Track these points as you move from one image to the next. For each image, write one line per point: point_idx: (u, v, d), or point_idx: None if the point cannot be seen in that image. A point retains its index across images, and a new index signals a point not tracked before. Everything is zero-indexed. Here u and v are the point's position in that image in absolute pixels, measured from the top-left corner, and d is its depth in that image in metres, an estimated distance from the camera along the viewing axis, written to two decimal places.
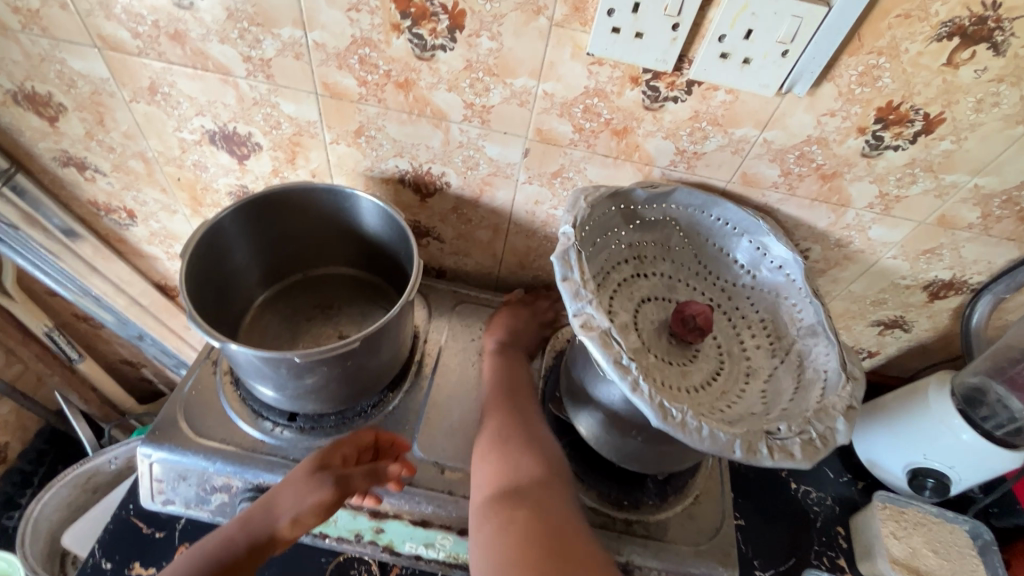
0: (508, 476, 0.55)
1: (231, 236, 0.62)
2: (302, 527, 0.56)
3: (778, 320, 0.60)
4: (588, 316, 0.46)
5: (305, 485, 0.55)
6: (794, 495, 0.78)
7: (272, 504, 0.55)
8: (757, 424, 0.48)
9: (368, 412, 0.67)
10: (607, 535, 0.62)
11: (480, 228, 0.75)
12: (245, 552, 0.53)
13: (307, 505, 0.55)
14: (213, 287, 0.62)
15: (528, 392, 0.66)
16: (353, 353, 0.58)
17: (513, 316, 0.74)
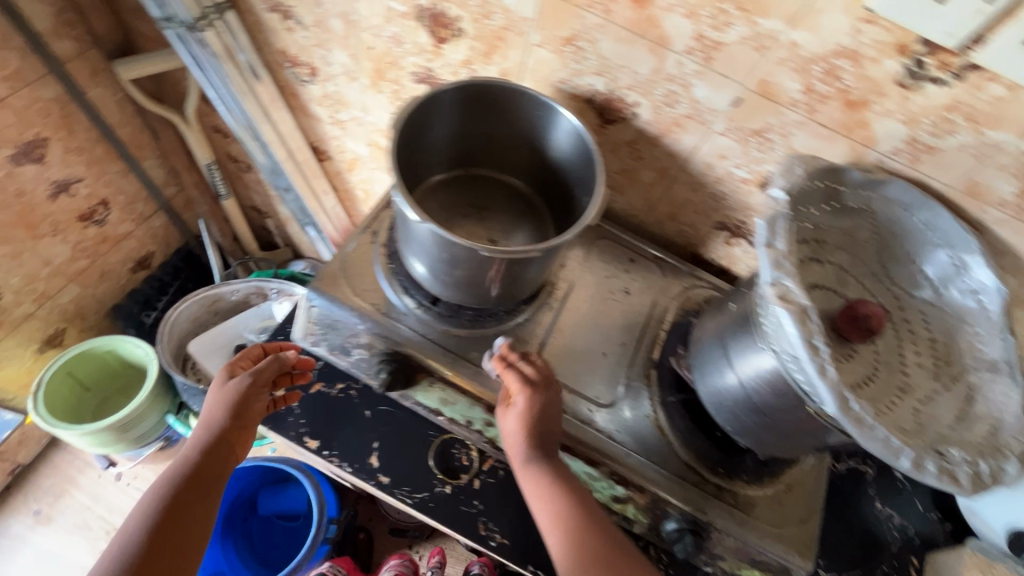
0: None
1: (432, 115, 0.61)
2: (243, 422, 0.66)
3: (952, 345, 0.57)
4: (786, 288, 0.44)
5: (223, 392, 0.66)
6: (875, 514, 0.77)
7: (209, 420, 0.65)
8: (929, 443, 0.49)
9: (501, 317, 0.70)
10: (696, 492, 0.65)
11: (648, 168, 0.73)
12: (203, 460, 0.64)
13: (232, 405, 0.65)
14: (407, 160, 0.63)
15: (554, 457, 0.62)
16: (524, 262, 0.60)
17: (540, 398, 0.61)
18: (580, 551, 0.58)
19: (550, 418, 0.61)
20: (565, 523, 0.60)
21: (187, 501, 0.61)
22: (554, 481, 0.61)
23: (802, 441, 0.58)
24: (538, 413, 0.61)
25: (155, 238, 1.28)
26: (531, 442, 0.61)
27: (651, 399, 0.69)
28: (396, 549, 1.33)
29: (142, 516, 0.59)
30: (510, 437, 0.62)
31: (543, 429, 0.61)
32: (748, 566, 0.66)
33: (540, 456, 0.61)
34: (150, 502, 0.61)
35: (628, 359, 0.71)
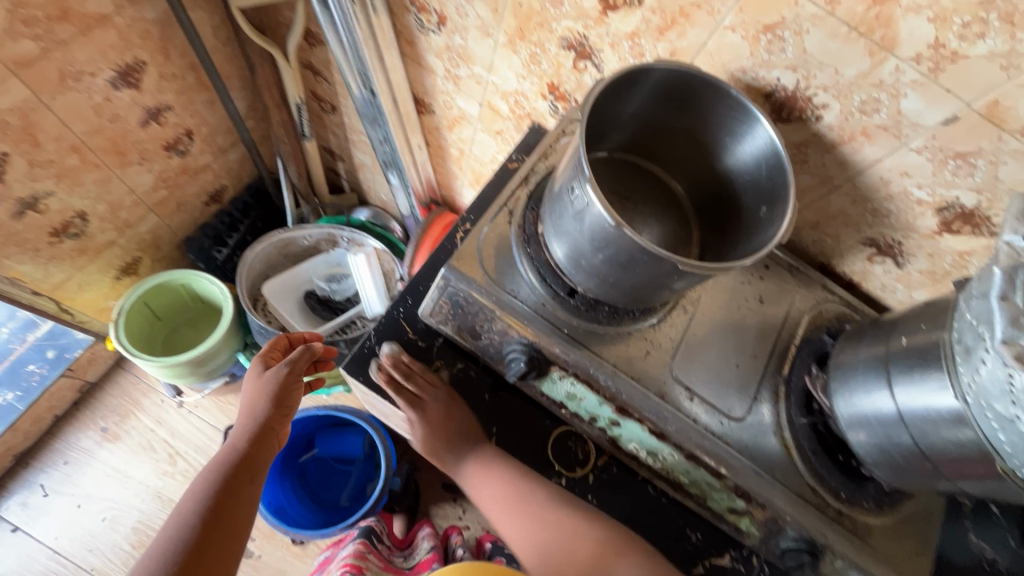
0: (532, 524, 0.66)
1: (632, 93, 0.56)
2: (283, 407, 0.78)
3: None
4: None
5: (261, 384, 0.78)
6: (969, 547, 0.77)
7: (254, 410, 0.76)
8: None
9: (637, 317, 0.67)
10: (819, 516, 0.64)
11: (807, 173, 0.68)
12: (250, 447, 0.72)
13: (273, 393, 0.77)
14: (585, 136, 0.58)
15: (474, 435, 0.69)
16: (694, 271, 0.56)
17: (445, 405, 0.68)
18: (515, 511, 0.67)
19: (452, 417, 0.68)
20: (504, 494, 0.67)
21: (240, 480, 0.68)
22: (486, 456, 0.68)
23: (934, 481, 0.59)
24: (443, 420, 0.68)
25: (230, 172, 1.24)
26: (449, 442, 0.68)
27: (779, 416, 0.67)
28: (441, 501, 1.39)
29: (195, 501, 0.65)
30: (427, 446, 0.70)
31: (448, 431, 0.68)
32: None
33: (462, 448, 0.69)
34: (201, 489, 0.67)
35: (759, 374, 0.69)
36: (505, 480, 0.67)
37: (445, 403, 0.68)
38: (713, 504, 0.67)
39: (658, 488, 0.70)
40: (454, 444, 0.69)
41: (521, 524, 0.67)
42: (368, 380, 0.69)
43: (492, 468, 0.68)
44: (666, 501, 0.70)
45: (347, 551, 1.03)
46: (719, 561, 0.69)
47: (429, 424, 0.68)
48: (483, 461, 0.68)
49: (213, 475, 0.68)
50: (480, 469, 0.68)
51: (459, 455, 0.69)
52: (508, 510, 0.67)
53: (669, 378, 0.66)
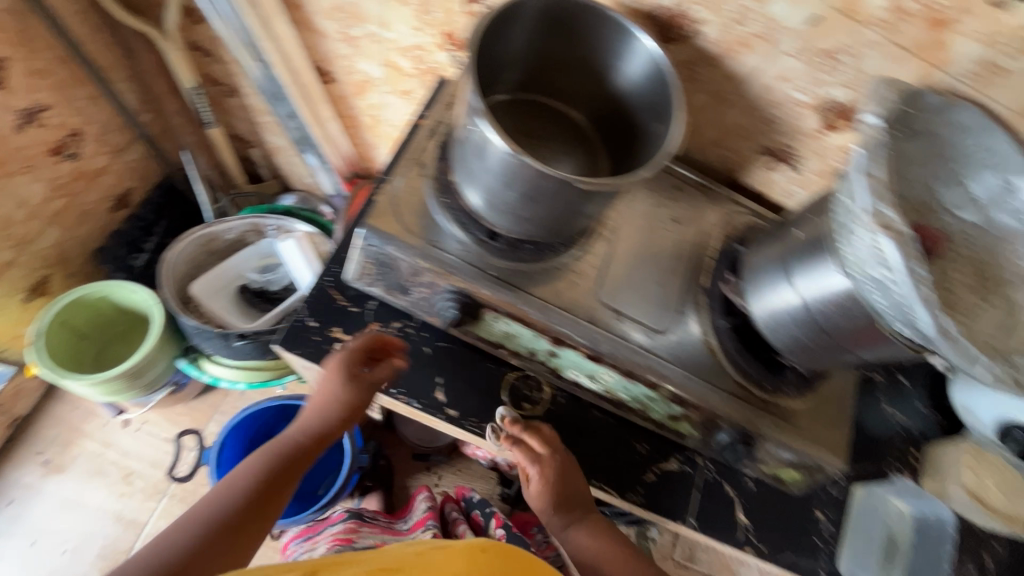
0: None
1: (515, 26, 0.57)
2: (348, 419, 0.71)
3: (994, 262, 0.60)
4: (883, 214, 0.46)
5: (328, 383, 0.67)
6: (883, 416, 0.87)
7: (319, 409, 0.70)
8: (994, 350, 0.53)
9: (559, 251, 0.69)
10: (747, 406, 0.69)
11: (701, 92, 0.71)
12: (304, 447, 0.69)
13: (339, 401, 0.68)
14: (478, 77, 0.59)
15: (582, 499, 0.70)
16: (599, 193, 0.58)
17: (562, 465, 0.69)
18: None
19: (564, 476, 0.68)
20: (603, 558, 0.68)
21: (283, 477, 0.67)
22: (586, 516, 0.70)
23: (839, 356, 0.65)
24: (557, 478, 0.68)
25: (133, 173, 1.17)
26: (561, 502, 0.69)
27: (703, 324, 0.71)
28: (416, 472, 1.42)
29: (235, 492, 0.63)
30: (540, 506, 0.70)
31: (564, 492, 0.68)
32: (786, 467, 0.73)
33: (569, 510, 0.69)
34: (247, 477, 0.65)
35: (681, 287, 0.73)
36: (605, 545, 0.69)
37: (561, 461, 0.69)
38: (654, 414, 0.72)
39: (603, 409, 0.74)
40: (565, 505, 0.69)
41: None
42: (305, 351, 0.67)
43: (593, 527, 0.70)
44: (612, 420, 0.74)
45: (337, 528, 1.09)
46: (668, 466, 0.74)
47: (544, 483, 0.68)
48: (585, 519, 0.70)
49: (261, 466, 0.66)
50: (583, 527, 0.70)
51: (565, 515, 0.69)
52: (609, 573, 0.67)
53: (597, 303, 0.68)
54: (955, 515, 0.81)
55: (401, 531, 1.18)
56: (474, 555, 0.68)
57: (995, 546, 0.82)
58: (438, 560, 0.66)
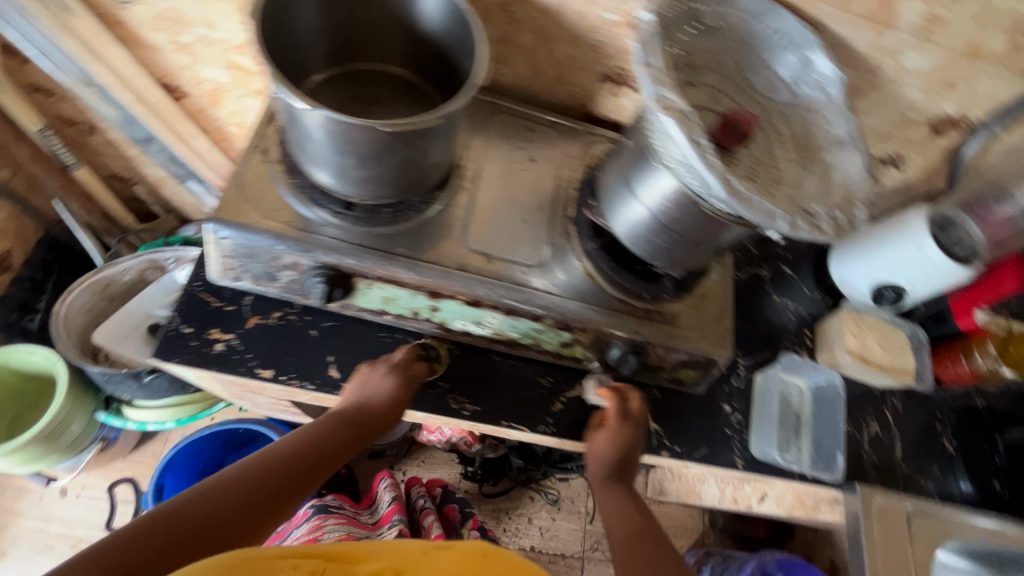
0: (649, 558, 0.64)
1: None
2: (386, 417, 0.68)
3: (810, 133, 0.66)
4: (664, 98, 0.50)
5: (376, 381, 0.68)
6: (774, 306, 0.92)
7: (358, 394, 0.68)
8: (802, 203, 0.59)
9: (419, 208, 0.71)
10: (629, 318, 0.73)
11: (526, 31, 0.73)
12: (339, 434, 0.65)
13: (381, 406, 0.67)
14: (280, 49, 0.59)
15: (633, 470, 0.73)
16: (426, 135, 0.60)
17: (631, 432, 0.73)
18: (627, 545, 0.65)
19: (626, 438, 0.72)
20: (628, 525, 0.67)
21: (312, 463, 0.63)
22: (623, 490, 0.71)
23: (700, 248, 0.69)
24: (626, 442, 0.72)
25: (4, 233, 1.11)
26: (616, 464, 0.71)
27: (575, 251, 0.74)
28: (379, 471, 1.46)
29: (257, 471, 0.59)
30: (597, 460, 0.72)
31: (625, 453, 0.72)
32: (683, 369, 0.76)
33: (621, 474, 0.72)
34: (285, 451, 0.62)
35: (548, 220, 0.75)
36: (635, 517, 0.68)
37: (633, 429, 0.73)
38: (548, 346, 0.74)
39: (501, 352, 0.76)
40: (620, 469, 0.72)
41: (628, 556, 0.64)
42: (183, 359, 0.66)
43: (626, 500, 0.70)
44: (512, 360, 0.77)
45: (303, 529, 1.12)
46: (573, 392, 0.77)
47: (612, 435, 0.72)
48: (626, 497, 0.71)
49: (296, 448, 0.63)
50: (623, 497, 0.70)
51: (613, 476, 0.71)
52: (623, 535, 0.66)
53: (466, 251, 0.70)
54: (841, 377, 0.86)
55: (367, 523, 1.22)
56: (475, 560, 0.58)
57: (890, 401, 0.89)
58: (440, 563, 0.58)
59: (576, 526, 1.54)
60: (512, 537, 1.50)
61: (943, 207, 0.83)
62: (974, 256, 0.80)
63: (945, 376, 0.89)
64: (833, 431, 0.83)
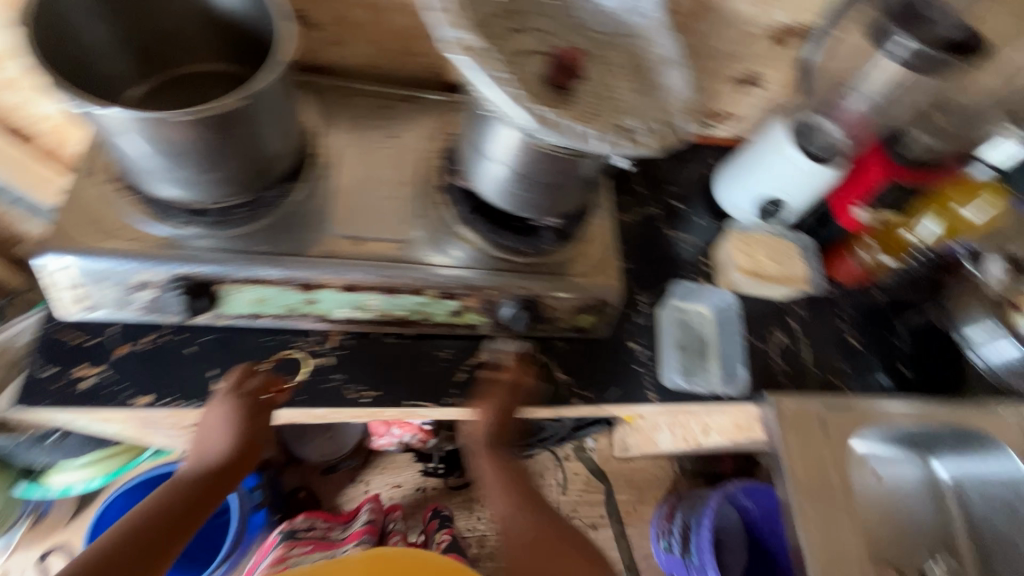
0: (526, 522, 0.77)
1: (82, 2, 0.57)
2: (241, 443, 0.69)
3: (642, 58, 0.67)
4: (463, 38, 0.50)
5: (213, 420, 0.67)
6: (670, 241, 0.93)
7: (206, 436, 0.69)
8: (617, 124, 0.56)
9: (276, 202, 0.69)
10: (512, 274, 0.72)
11: (356, 7, 0.73)
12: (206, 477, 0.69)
13: (235, 439, 0.69)
14: (76, 61, 0.59)
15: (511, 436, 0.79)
16: (248, 119, 0.57)
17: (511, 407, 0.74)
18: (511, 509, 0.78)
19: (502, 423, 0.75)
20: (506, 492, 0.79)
21: (188, 505, 0.68)
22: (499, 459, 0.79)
23: (567, 187, 0.69)
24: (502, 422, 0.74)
25: None
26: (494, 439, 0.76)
27: (450, 218, 0.74)
28: (343, 489, 1.42)
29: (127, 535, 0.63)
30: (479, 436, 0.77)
31: (501, 430, 0.75)
32: (579, 315, 0.77)
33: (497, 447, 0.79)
34: (154, 508, 0.66)
35: (416, 192, 0.75)
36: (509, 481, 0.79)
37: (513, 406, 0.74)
38: (439, 317, 0.73)
39: (393, 333, 0.75)
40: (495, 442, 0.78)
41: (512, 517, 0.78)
42: (52, 401, 0.63)
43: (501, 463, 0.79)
44: (408, 339, 0.76)
45: (268, 558, 1.11)
46: (476, 359, 0.77)
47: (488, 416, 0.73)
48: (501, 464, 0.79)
49: (162, 503, 0.67)
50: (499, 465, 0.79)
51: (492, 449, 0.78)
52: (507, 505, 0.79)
53: (333, 237, 0.69)
54: (734, 295, 0.89)
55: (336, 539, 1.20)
56: None
57: (794, 310, 0.92)
58: None
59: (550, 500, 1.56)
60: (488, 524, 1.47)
61: (806, 114, 0.85)
62: (840, 154, 0.83)
63: (836, 272, 0.93)
64: (733, 346, 0.86)
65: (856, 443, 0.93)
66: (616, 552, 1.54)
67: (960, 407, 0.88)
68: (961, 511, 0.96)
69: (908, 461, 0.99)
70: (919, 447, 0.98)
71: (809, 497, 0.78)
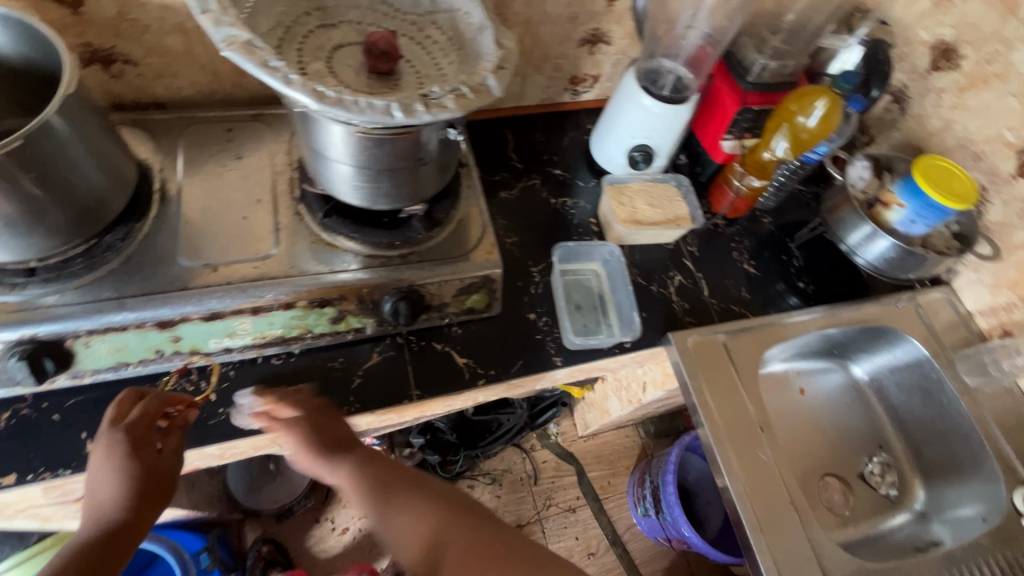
0: (415, 525, 0.60)
1: None
2: (145, 477, 0.59)
3: (458, 31, 0.66)
4: (235, 37, 0.49)
5: (103, 455, 0.58)
6: (556, 208, 0.94)
7: (93, 489, 0.57)
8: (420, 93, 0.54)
9: (119, 246, 0.66)
10: (384, 268, 0.71)
11: (168, 34, 0.71)
12: (104, 534, 0.56)
13: (133, 474, 0.58)
14: None
15: (343, 440, 0.66)
16: (42, 162, 0.53)
17: (309, 418, 0.65)
18: (387, 523, 0.62)
19: (330, 424, 0.66)
20: (375, 500, 0.63)
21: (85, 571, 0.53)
22: (351, 470, 0.64)
23: (420, 171, 0.67)
24: (316, 430, 0.64)
25: None
26: (324, 451, 0.64)
27: (314, 226, 0.73)
28: (309, 530, 1.39)
29: None
30: (307, 462, 0.65)
31: (322, 438, 0.64)
32: (466, 296, 0.76)
33: (337, 458, 0.64)
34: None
35: (272, 208, 0.73)
36: (370, 487, 0.63)
37: (311, 419, 0.65)
38: (320, 327, 0.71)
39: (279, 354, 0.73)
40: (331, 453, 0.64)
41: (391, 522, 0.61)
42: None
43: (350, 473, 0.64)
44: (296, 358, 0.74)
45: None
46: (370, 362, 0.75)
47: (290, 432, 0.63)
48: (357, 478, 0.64)
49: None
50: (353, 474, 0.64)
51: (330, 465, 0.64)
52: (387, 519, 0.62)
53: (187, 269, 0.66)
54: (621, 247, 0.91)
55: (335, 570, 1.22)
56: None
57: (686, 249, 0.93)
58: None
59: (524, 493, 1.55)
60: None
61: (641, 60, 0.88)
62: (688, 90, 0.85)
63: (718, 205, 0.96)
64: (626, 292, 0.87)
65: (771, 367, 0.98)
66: (599, 530, 1.53)
67: (857, 308, 0.91)
68: (883, 405, 1.00)
69: (832, 370, 1.02)
70: (835, 355, 1.01)
71: (731, 437, 0.78)
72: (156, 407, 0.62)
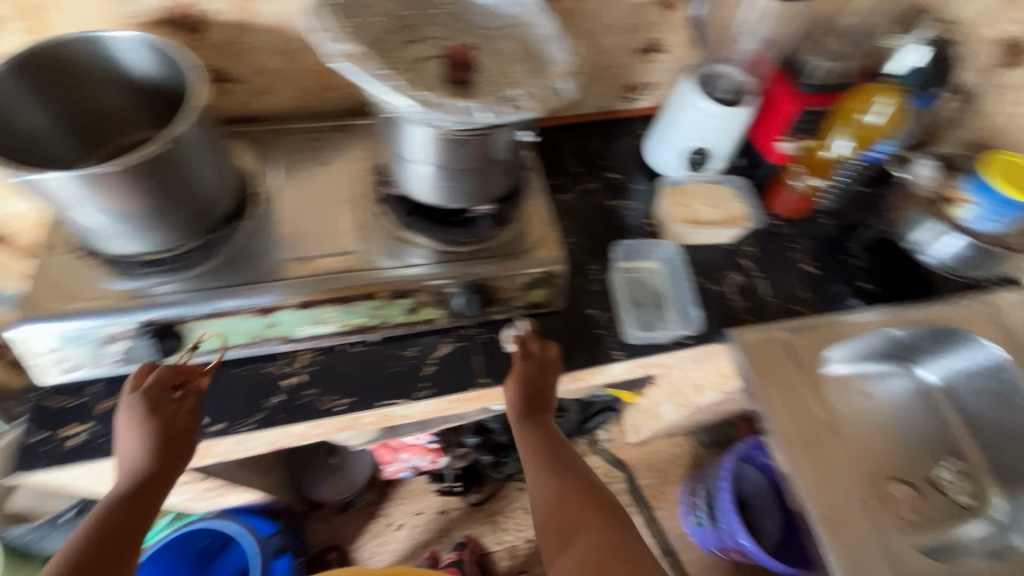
0: (563, 496, 0.73)
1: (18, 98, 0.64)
2: (164, 436, 0.65)
3: (528, 41, 0.72)
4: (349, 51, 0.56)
5: (127, 418, 0.65)
6: (612, 210, 0.97)
7: (123, 445, 0.66)
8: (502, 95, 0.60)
9: (225, 240, 0.74)
10: (456, 262, 0.76)
11: (268, 54, 0.80)
12: (134, 487, 0.64)
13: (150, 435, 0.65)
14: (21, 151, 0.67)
15: (544, 404, 0.77)
16: (173, 162, 0.61)
17: (538, 370, 0.76)
18: (542, 485, 0.75)
19: (540, 383, 0.76)
20: (542, 466, 0.75)
21: (119, 521, 0.62)
22: (538, 436, 0.77)
23: (492, 171, 0.73)
24: (533, 383, 0.76)
25: None
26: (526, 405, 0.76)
27: (393, 224, 0.78)
28: (366, 525, 1.45)
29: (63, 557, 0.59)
30: (512, 403, 0.76)
31: (535, 391, 0.76)
32: (529, 291, 0.80)
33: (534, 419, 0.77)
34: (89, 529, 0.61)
35: (354, 209, 0.80)
36: (540, 455, 0.76)
37: (542, 372, 0.76)
38: (396, 317, 0.77)
39: (358, 342, 0.79)
40: (531, 413, 0.77)
41: (546, 488, 0.74)
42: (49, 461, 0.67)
43: (528, 433, 0.77)
44: (374, 345, 0.80)
45: None
46: (440, 351, 0.80)
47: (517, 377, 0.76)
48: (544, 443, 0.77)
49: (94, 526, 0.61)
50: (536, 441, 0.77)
51: (524, 420, 0.77)
52: (541, 481, 0.75)
53: (282, 261, 0.73)
54: (679, 247, 0.93)
55: None
56: None
57: (743, 250, 0.94)
58: None
59: None
60: (515, 533, 1.47)
61: (697, 65, 0.91)
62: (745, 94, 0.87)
63: (779, 206, 0.97)
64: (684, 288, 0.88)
65: (834, 369, 0.97)
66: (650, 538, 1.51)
67: (928, 307, 0.89)
68: (954, 409, 0.97)
69: (896, 374, 1.01)
70: (901, 358, 0.99)
71: (802, 446, 0.78)
72: (167, 375, 0.68)
